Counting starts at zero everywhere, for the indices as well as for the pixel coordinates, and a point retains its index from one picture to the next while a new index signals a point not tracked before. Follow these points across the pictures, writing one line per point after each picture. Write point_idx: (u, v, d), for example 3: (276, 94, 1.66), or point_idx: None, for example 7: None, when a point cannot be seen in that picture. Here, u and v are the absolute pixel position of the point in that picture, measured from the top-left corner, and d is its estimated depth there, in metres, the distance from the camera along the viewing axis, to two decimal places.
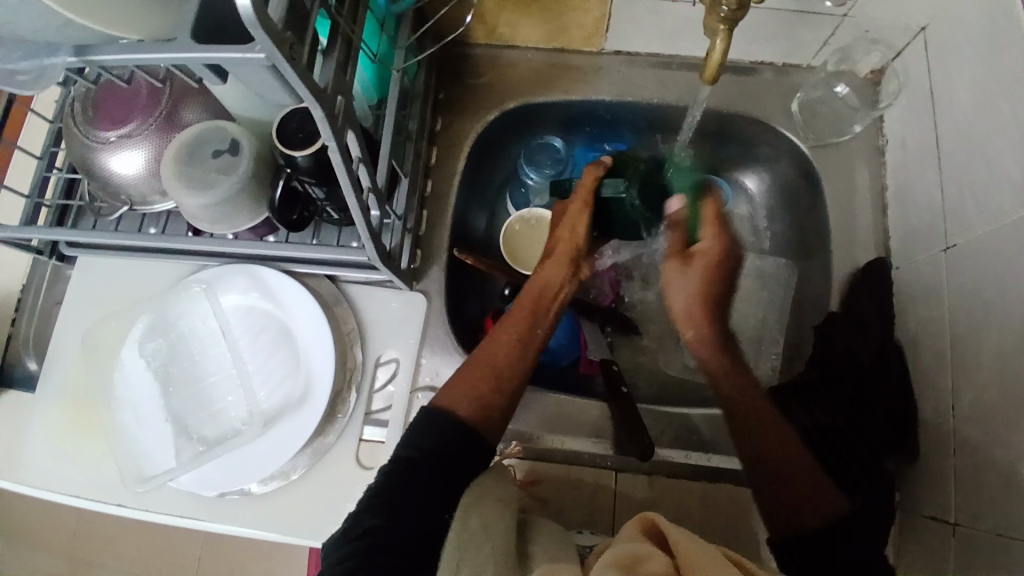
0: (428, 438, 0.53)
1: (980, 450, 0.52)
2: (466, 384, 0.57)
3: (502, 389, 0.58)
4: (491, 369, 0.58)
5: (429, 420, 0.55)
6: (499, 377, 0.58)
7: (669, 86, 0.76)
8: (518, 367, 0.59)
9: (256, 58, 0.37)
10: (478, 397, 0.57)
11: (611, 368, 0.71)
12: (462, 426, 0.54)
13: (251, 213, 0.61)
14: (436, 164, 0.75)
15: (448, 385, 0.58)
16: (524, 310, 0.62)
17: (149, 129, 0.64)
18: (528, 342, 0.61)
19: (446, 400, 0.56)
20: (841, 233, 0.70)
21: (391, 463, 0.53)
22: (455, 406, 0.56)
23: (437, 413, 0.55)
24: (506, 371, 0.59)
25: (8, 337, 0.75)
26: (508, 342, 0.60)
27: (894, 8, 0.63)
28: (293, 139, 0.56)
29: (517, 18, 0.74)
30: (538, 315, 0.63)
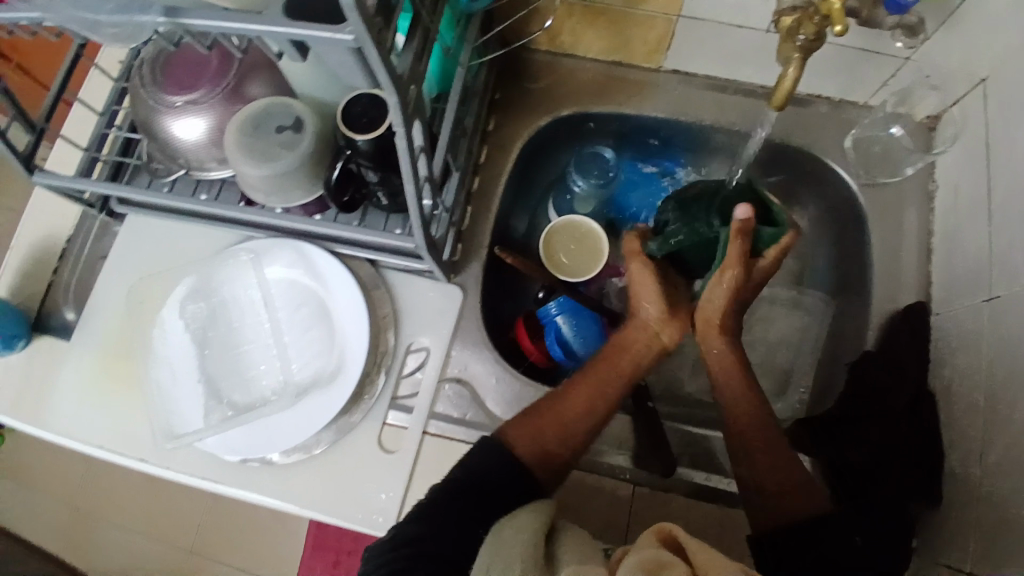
0: (478, 464, 0.57)
1: (1006, 504, 0.52)
2: (531, 429, 0.60)
3: (564, 440, 0.60)
4: (559, 420, 0.61)
5: (491, 451, 0.58)
6: (565, 432, 0.60)
7: (724, 109, 0.77)
8: (588, 420, 0.61)
9: (345, 39, 0.39)
10: (541, 440, 0.59)
11: (638, 385, 0.72)
12: (518, 465, 0.57)
13: (306, 191, 0.62)
14: (486, 162, 0.76)
15: (517, 424, 0.61)
16: (600, 367, 0.64)
17: (213, 98, 0.66)
18: (596, 398, 0.62)
19: (512, 438, 0.59)
20: (883, 274, 0.71)
21: (442, 483, 0.55)
22: (519, 445, 0.59)
23: (499, 448, 0.58)
24: (572, 428, 0.61)
25: (48, 285, 0.76)
26: (580, 396, 0.62)
27: (959, 56, 0.63)
28: (357, 123, 0.57)
29: (582, 28, 0.75)
30: (609, 372, 0.64)
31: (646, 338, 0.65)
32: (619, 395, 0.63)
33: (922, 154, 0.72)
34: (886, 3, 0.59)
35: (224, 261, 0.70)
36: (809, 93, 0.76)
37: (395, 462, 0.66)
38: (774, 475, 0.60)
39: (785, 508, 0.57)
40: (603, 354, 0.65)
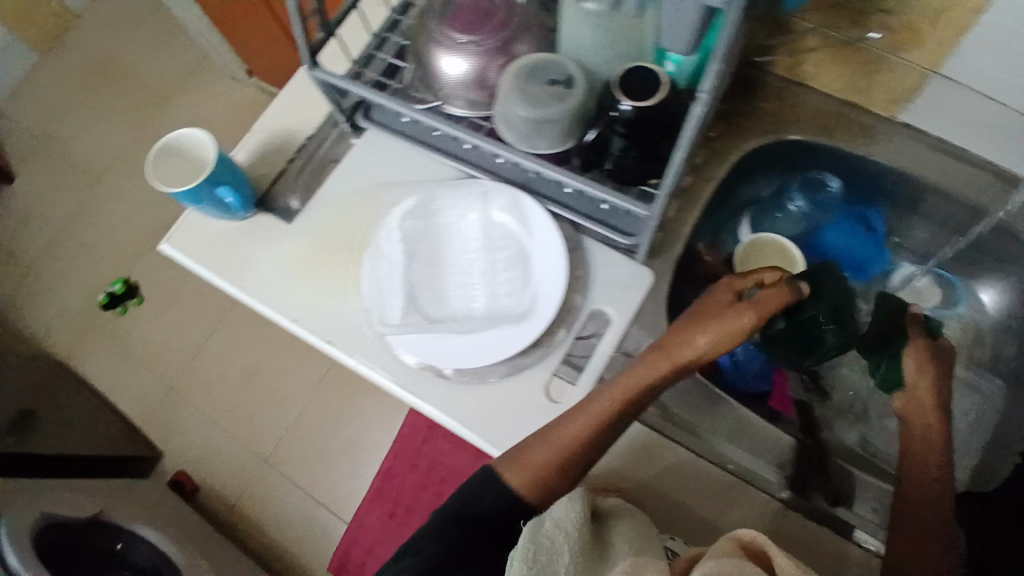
0: (488, 500, 0.65)
1: None
2: (526, 460, 0.64)
3: (563, 471, 0.65)
4: (556, 465, 0.64)
5: (492, 476, 0.66)
6: (561, 471, 0.64)
7: (951, 175, 0.77)
8: (575, 455, 0.64)
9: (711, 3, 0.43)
10: (539, 481, 0.64)
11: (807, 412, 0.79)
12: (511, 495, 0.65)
13: (554, 142, 0.66)
14: (701, 164, 0.79)
15: (509, 454, 0.66)
16: (650, 362, 0.64)
17: (487, 45, 0.72)
18: (594, 430, 0.64)
19: (507, 469, 0.65)
20: None
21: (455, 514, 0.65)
22: (513, 478, 0.65)
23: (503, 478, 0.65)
24: (568, 466, 0.65)
25: (278, 173, 0.84)
26: (569, 435, 0.64)
27: None
28: (635, 89, 0.62)
29: (827, 63, 0.76)
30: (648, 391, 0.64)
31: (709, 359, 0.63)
32: (623, 424, 0.65)
33: None
34: None
35: (452, 189, 0.76)
36: None
37: (557, 412, 0.69)
38: (896, 538, 0.64)
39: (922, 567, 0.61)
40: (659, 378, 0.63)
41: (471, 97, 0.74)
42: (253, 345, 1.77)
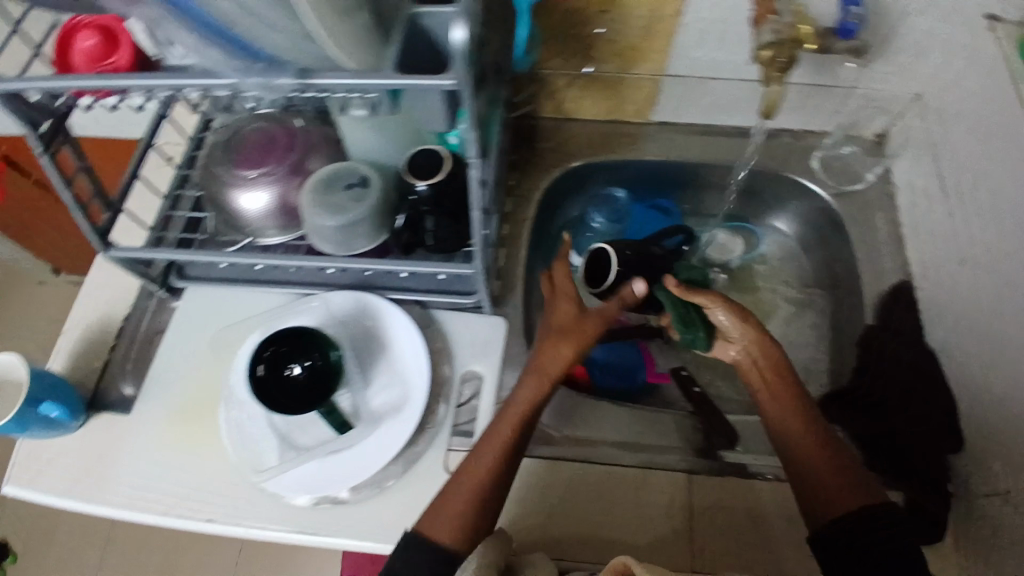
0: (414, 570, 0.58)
1: None
2: (449, 513, 0.61)
3: (482, 519, 0.61)
4: (476, 500, 0.61)
5: (410, 547, 0.59)
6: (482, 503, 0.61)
7: (708, 149, 0.89)
8: (498, 493, 0.62)
9: (446, 86, 0.49)
10: (464, 526, 0.60)
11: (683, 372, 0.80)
12: (443, 555, 0.59)
13: (371, 236, 0.70)
14: (512, 211, 0.86)
15: (429, 512, 0.62)
16: (503, 433, 0.64)
17: (279, 173, 0.74)
18: (505, 469, 0.63)
19: (429, 528, 0.61)
20: (868, 264, 0.80)
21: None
22: (437, 534, 0.60)
23: (418, 537, 0.60)
24: (478, 499, 0.61)
25: (106, 365, 0.80)
26: (487, 475, 0.62)
27: (895, 81, 0.79)
28: (420, 171, 0.67)
29: (583, 94, 0.86)
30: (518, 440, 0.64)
31: (537, 388, 0.67)
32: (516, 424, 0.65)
33: (878, 163, 0.85)
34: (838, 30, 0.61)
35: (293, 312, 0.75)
36: (778, 128, 0.88)
37: None
38: (818, 485, 0.61)
39: (809, 487, 0.62)
40: (492, 429, 0.65)
41: (282, 223, 0.75)
42: (121, 552, 1.41)
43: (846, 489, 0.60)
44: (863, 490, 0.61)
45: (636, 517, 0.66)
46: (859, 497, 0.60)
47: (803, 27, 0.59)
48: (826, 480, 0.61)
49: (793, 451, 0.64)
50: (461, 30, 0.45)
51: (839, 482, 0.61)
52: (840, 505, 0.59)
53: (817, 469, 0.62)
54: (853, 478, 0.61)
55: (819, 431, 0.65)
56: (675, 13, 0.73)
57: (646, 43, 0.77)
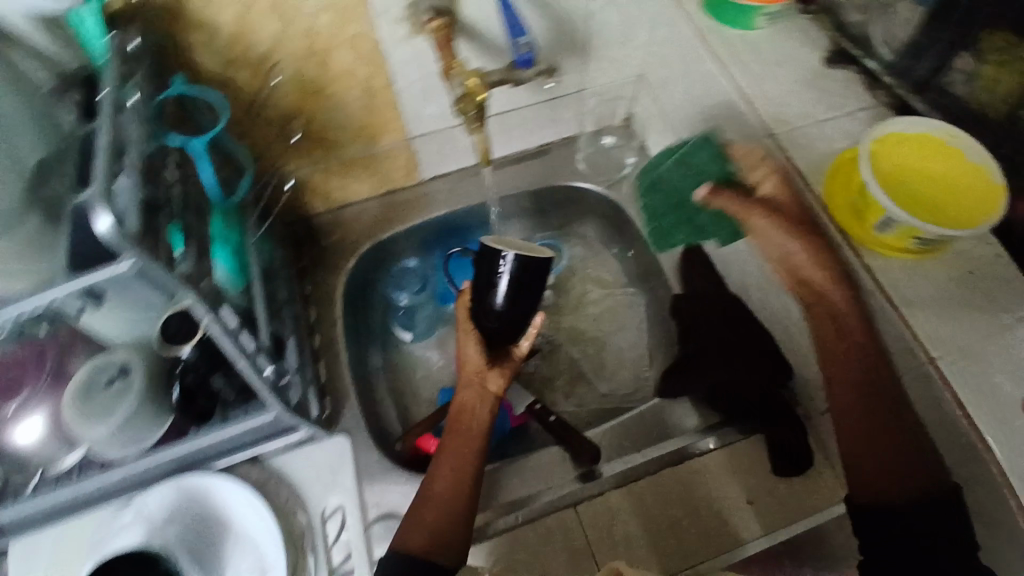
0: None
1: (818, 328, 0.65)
2: (416, 522, 0.62)
3: (450, 515, 0.62)
4: (435, 497, 0.63)
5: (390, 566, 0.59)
6: (446, 508, 0.62)
7: (485, 187, 0.91)
8: (459, 489, 0.64)
9: (123, 271, 0.45)
10: (429, 529, 0.61)
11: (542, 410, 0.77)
12: (415, 558, 0.59)
13: (157, 421, 0.64)
14: (317, 319, 0.82)
15: (403, 526, 0.63)
16: (451, 440, 0.67)
17: (41, 392, 0.65)
18: (461, 463, 0.65)
19: (403, 539, 0.61)
20: (660, 238, 0.86)
21: None
22: (410, 541, 0.61)
23: (394, 554, 0.60)
24: (450, 500, 0.63)
25: None
26: (446, 473, 0.65)
27: (613, 73, 0.86)
28: (174, 339, 0.62)
29: (345, 183, 0.85)
30: (464, 438, 0.67)
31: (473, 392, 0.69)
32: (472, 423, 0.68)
33: (632, 146, 0.93)
34: (517, 64, 0.63)
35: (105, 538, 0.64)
36: (540, 146, 0.93)
37: None
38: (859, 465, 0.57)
39: (861, 477, 0.56)
40: (447, 433, 0.69)
41: (66, 440, 0.65)
42: None
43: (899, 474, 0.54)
44: (911, 464, 0.54)
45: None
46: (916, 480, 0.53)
47: (471, 81, 0.59)
48: (890, 485, 0.54)
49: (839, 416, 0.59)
50: (106, 221, 0.42)
51: (894, 466, 0.54)
52: (919, 488, 0.53)
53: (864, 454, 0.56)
54: (899, 453, 0.54)
55: (875, 408, 0.56)
56: (387, 84, 0.73)
57: (376, 119, 0.77)
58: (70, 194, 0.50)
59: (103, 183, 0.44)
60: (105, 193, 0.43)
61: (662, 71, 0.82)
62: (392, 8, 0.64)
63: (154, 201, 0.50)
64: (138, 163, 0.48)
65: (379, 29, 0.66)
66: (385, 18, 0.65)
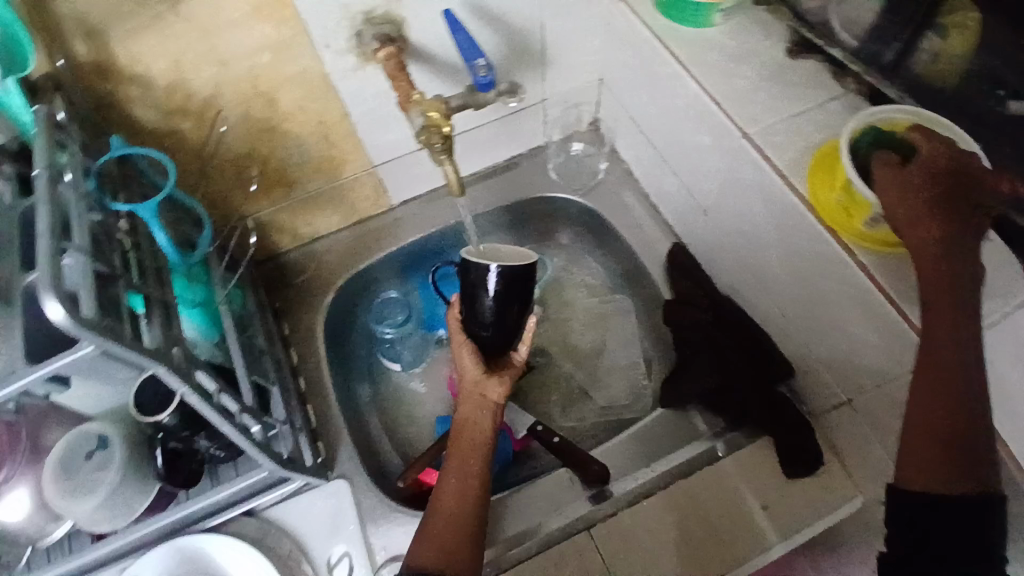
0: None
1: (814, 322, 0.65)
2: (426, 542, 0.59)
3: (459, 530, 0.60)
4: (443, 515, 0.61)
5: None
6: (457, 527, 0.60)
7: (458, 206, 0.89)
8: (466, 503, 0.61)
9: (87, 353, 0.43)
10: (440, 548, 0.58)
11: (538, 428, 0.77)
12: None
13: (147, 489, 0.61)
14: (301, 361, 0.80)
15: (414, 547, 0.60)
16: (455, 454, 0.64)
17: (19, 468, 0.58)
18: (468, 475, 0.63)
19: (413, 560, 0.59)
20: (641, 242, 0.86)
21: None
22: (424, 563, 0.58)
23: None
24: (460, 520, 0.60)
25: None
26: (453, 488, 0.62)
27: (575, 79, 0.84)
28: (153, 405, 0.59)
29: (312, 218, 0.82)
30: (468, 451, 0.64)
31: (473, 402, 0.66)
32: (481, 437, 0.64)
33: (603, 152, 0.92)
34: (477, 87, 0.61)
35: None
36: (509, 159, 0.92)
37: None
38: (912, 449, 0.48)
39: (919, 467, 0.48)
40: (450, 447, 0.66)
41: (56, 514, 0.60)
42: None
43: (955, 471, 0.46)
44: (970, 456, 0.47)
45: None
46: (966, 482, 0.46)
47: (434, 113, 0.58)
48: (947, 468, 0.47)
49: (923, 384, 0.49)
50: (59, 308, 0.39)
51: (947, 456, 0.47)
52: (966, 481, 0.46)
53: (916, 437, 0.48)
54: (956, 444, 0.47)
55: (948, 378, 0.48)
56: (341, 117, 0.70)
57: (335, 151, 0.74)
58: (16, 276, 0.47)
59: (49, 266, 0.41)
60: (53, 277, 0.40)
61: (620, 74, 0.81)
62: (336, 40, 0.62)
63: (109, 274, 0.47)
64: (85, 236, 0.46)
65: (325, 61, 0.63)
66: (330, 50, 0.63)
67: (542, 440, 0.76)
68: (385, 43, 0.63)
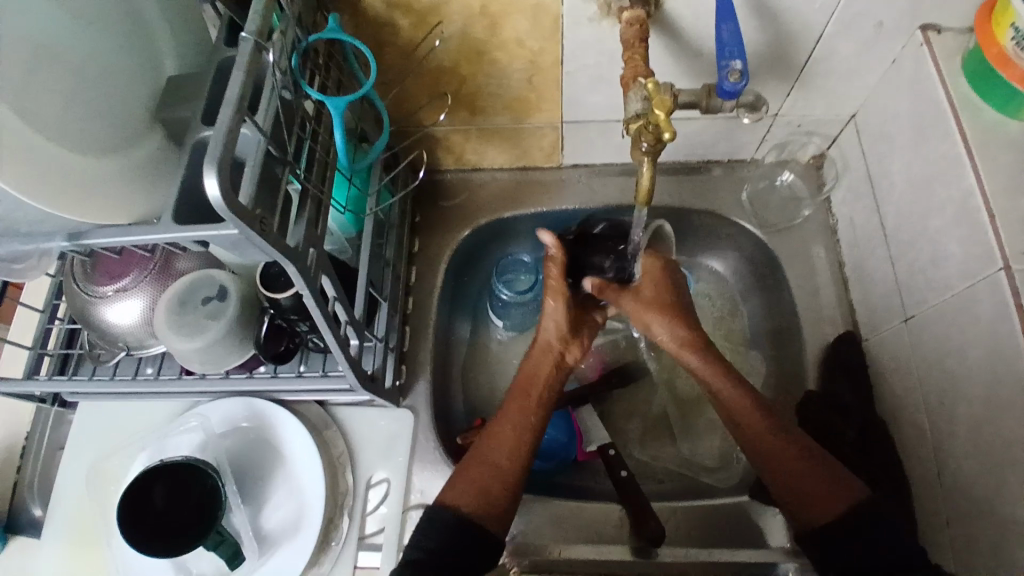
0: (433, 537, 0.55)
1: (978, 512, 0.53)
2: (466, 482, 0.59)
3: (502, 481, 0.60)
4: (490, 462, 0.61)
5: (434, 518, 0.57)
6: (500, 475, 0.60)
7: (628, 191, 0.81)
8: (518, 457, 0.62)
9: (231, 234, 0.42)
10: (479, 491, 0.59)
11: (609, 453, 0.73)
12: (462, 520, 0.56)
13: (241, 351, 0.65)
14: (416, 282, 0.79)
15: (451, 482, 0.60)
16: (514, 403, 0.65)
17: (145, 279, 0.67)
18: (522, 429, 0.63)
19: (448, 496, 0.58)
20: (809, 312, 0.75)
21: (399, 564, 0.53)
22: (458, 499, 0.58)
23: (441, 508, 0.57)
24: (506, 467, 0.61)
25: (13, 485, 0.76)
26: (506, 437, 0.63)
27: (822, 108, 0.72)
28: (276, 282, 0.61)
29: (482, 148, 0.79)
30: (529, 404, 0.65)
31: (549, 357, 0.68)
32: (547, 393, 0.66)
33: (814, 198, 0.79)
34: (717, 91, 0.52)
35: (172, 436, 0.69)
36: (703, 162, 0.82)
37: None
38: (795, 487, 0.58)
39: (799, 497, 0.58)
40: (512, 394, 0.66)
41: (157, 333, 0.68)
42: None
43: (830, 487, 0.57)
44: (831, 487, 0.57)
45: None
46: (842, 499, 0.55)
47: (660, 114, 0.46)
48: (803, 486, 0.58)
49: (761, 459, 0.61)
50: (217, 186, 0.38)
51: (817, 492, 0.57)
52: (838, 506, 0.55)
53: (787, 479, 0.58)
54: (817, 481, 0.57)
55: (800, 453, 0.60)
56: (555, 63, 0.64)
57: (533, 95, 0.69)
58: (195, 127, 0.47)
59: (226, 138, 0.39)
60: (223, 152, 0.39)
61: (882, 123, 0.67)
62: None
63: (280, 158, 0.46)
64: (268, 115, 0.44)
65: (564, 4, 0.56)
66: None
67: (605, 464, 0.73)
68: (637, 4, 0.54)
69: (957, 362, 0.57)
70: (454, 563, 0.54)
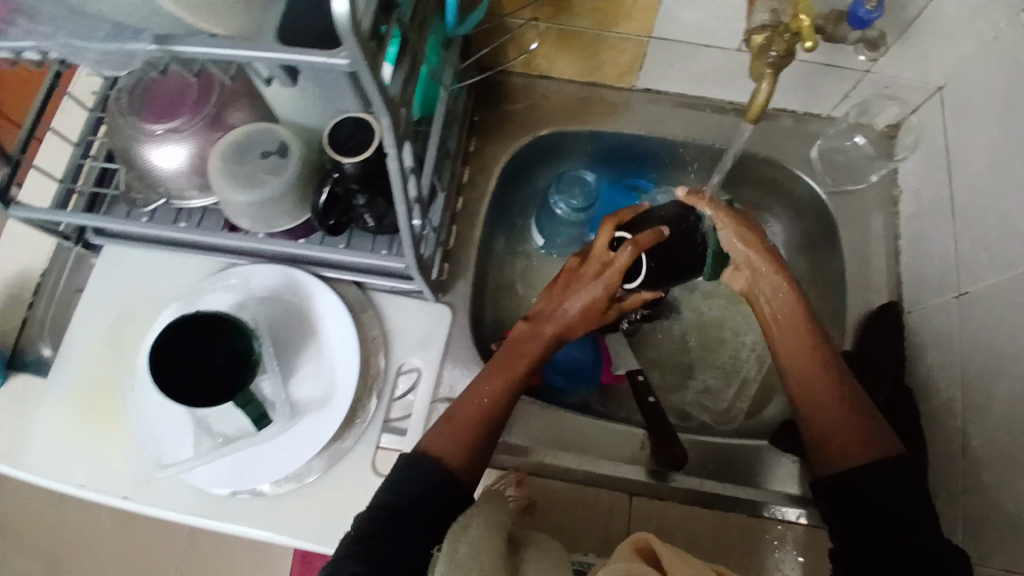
0: (410, 486, 0.54)
1: (1004, 481, 0.55)
2: (438, 444, 0.57)
3: (475, 448, 0.57)
4: (469, 425, 0.58)
5: (410, 468, 0.55)
6: (476, 443, 0.57)
7: (698, 126, 0.79)
8: (493, 425, 0.59)
9: (339, 64, 0.39)
10: (453, 458, 0.56)
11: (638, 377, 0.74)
12: (437, 483, 0.54)
13: (290, 215, 0.63)
14: (468, 183, 0.77)
15: (426, 442, 0.57)
16: (495, 378, 0.60)
17: (195, 126, 0.63)
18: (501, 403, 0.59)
19: (424, 457, 0.56)
20: (856, 274, 0.75)
21: (368, 510, 0.53)
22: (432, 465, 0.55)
23: (417, 466, 0.55)
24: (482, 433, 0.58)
25: (22, 322, 0.75)
26: (483, 409, 0.58)
27: (915, 69, 0.69)
28: (344, 146, 0.58)
29: (555, 53, 0.76)
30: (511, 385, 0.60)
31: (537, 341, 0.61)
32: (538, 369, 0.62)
33: (883, 163, 0.78)
34: (849, 18, 0.51)
35: (208, 292, 0.68)
36: (777, 109, 0.80)
37: None
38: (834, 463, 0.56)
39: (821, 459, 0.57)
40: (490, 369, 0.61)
41: (201, 185, 0.66)
42: None
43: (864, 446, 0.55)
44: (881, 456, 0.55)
45: (567, 536, 0.65)
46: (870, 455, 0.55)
47: (804, 20, 0.44)
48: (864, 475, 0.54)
49: (794, 386, 0.59)
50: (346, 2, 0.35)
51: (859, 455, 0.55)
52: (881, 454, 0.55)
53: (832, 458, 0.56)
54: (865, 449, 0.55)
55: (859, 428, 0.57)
56: None
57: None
58: None
59: None
60: None
61: (970, 94, 0.66)
62: None
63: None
64: None
65: None
66: None
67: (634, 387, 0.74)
68: None
69: (1004, 339, 0.57)
70: (433, 510, 0.53)
